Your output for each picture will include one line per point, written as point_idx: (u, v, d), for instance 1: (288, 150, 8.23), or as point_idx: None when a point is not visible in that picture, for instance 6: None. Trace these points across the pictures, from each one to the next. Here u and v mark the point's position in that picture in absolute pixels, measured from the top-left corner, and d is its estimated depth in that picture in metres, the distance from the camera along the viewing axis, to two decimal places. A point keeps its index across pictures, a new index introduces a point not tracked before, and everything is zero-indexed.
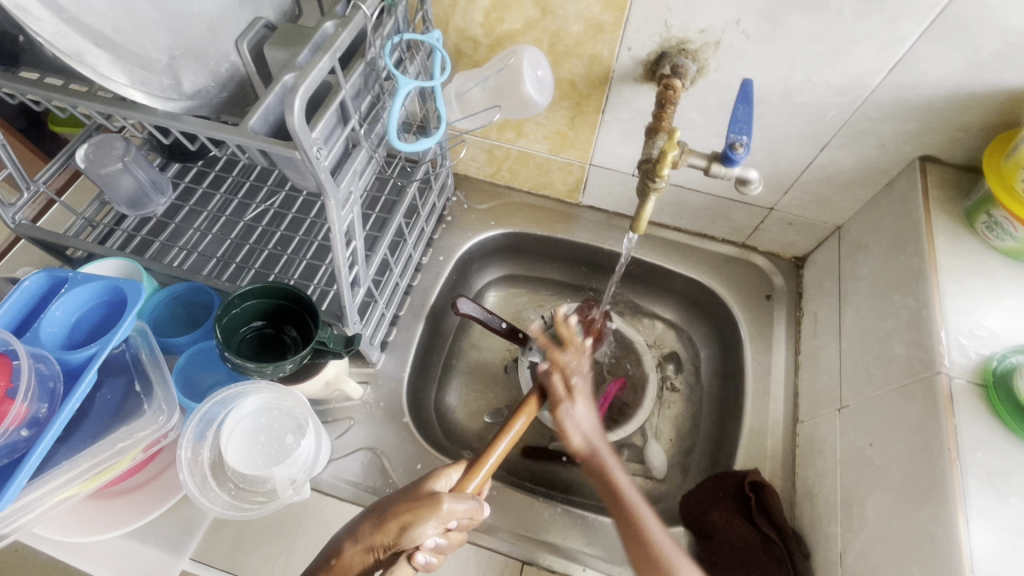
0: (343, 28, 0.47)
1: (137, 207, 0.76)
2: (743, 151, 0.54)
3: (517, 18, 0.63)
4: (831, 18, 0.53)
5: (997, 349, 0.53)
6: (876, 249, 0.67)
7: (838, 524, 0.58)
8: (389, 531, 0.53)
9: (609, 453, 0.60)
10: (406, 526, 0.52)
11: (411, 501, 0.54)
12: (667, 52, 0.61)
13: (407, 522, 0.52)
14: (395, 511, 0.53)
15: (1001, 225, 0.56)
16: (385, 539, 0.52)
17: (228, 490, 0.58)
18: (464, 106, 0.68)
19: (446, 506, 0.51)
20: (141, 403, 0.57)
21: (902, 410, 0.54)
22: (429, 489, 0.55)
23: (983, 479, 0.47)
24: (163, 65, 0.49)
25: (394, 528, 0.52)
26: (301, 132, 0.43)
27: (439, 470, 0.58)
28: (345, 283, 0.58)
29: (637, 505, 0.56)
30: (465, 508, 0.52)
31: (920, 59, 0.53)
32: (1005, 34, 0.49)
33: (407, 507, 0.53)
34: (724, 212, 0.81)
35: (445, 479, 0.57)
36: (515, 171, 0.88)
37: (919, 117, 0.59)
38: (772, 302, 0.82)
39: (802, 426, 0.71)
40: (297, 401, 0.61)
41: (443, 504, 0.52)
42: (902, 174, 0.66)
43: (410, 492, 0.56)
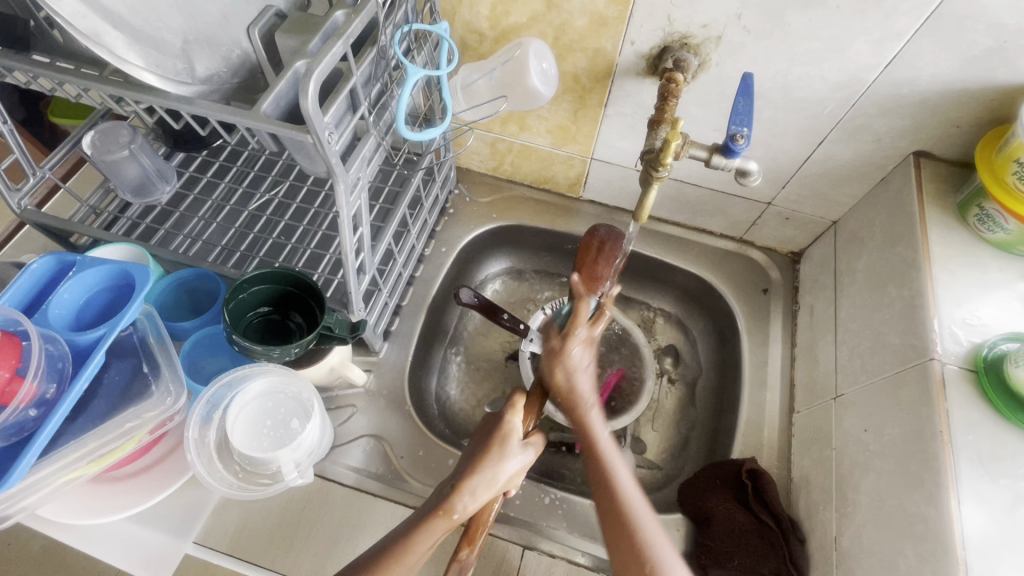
0: (355, 15, 0.48)
1: (141, 195, 0.77)
2: (744, 143, 0.55)
3: (523, 11, 0.64)
4: (829, 15, 0.54)
5: (988, 337, 0.54)
6: (871, 243, 0.68)
7: (833, 508, 0.60)
8: (487, 488, 0.54)
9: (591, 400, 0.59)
10: (505, 470, 0.55)
11: (499, 452, 0.55)
12: (669, 46, 0.62)
13: (496, 463, 0.55)
14: (490, 459, 0.55)
15: (993, 218, 0.58)
16: (482, 498, 0.53)
17: (234, 472, 0.58)
18: (469, 98, 0.69)
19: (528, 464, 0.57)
20: (149, 384, 0.58)
21: (896, 397, 0.55)
22: (514, 434, 0.57)
23: (974, 461, 0.49)
24: (176, 49, 0.49)
25: (485, 478, 0.54)
26: (314, 116, 0.44)
27: (506, 406, 0.60)
28: (352, 268, 0.59)
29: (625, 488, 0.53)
30: (532, 454, 0.58)
31: (915, 55, 0.55)
32: (998, 31, 0.51)
33: (502, 453, 0.55)
34: (723, 207, 0.82)
35: (513, 420, 0.58)
36: (517, 165, 0.89)
37: (913, 113, 0.61)
38: (769, 296, 0.83)
39: (797, 416, 0.72)
40: (302, 386, 0.61)
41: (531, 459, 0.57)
42: (896, 169, 0.67)
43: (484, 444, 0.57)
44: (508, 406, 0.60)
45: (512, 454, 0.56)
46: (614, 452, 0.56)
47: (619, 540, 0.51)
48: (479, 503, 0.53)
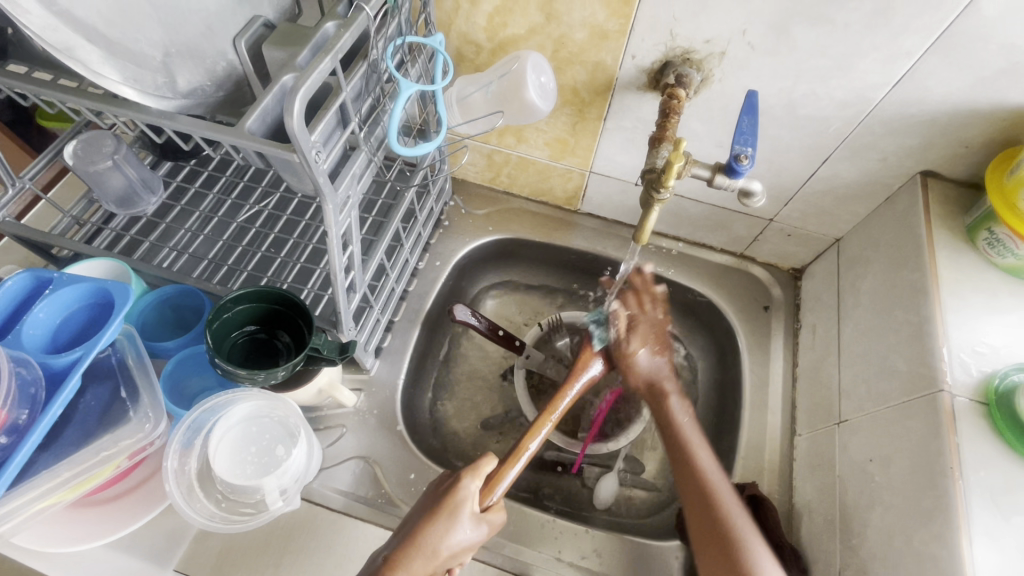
0: (345, 29, 0.45)
1: (126, 206, 0.75)
2: (748, 163, 0.53)
3: (520, 23, 0.62)
4: (836, 32, 0.53)
5: (999, 366, 0.53)
6: (876, 263, 0.67)
7: (836, 539, 0.58)
8: (423, 565, 0.51)
9: (671, 390, 0.63)
10: (448, 546, 0.52)
11: (445, 525, 0.52)
12: (671, 61, 0.60)
13: (439, 538, 0.51)
14: (432, 531, 0.52)
15: (1002, 242, 0.56)
16: (420, 575, 0.50)
17: (215, 500, 0.56)
18: (465, 111, 0.67)
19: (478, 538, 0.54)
20: (127, 410, 0.55)
21: (903, 427, 0.54)
22: (466, 503, 0.54)
23: (985, 498, 0.47)
24: (157, 62, 0.47)
25: (424, 553, 0.51)
26: (300, 134, 0.42)
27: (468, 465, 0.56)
28: (341, 287, 0.56)
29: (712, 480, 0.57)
30: (484, 531, 0.54)
31: (924, 75, 0.53)
32: (1010, 52, 0.49)
33: (448, 525, 0.52)
34: (724, 223, 0.80)
35: (469, 486, 0.54)
36: (514, 177, 0.87)
37: (921, 132, 0.59)
38: (770, 313, 0.82)
39: (799, 439, 0.70)
40: (289, 409, 0.59)
41: (482, 535, 0.54)
42: (902, 188, 0.66)
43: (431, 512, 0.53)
44: (469, 469, 0.56)
45: (457, 530, 0.52)
46: (722, 486, 0.57)
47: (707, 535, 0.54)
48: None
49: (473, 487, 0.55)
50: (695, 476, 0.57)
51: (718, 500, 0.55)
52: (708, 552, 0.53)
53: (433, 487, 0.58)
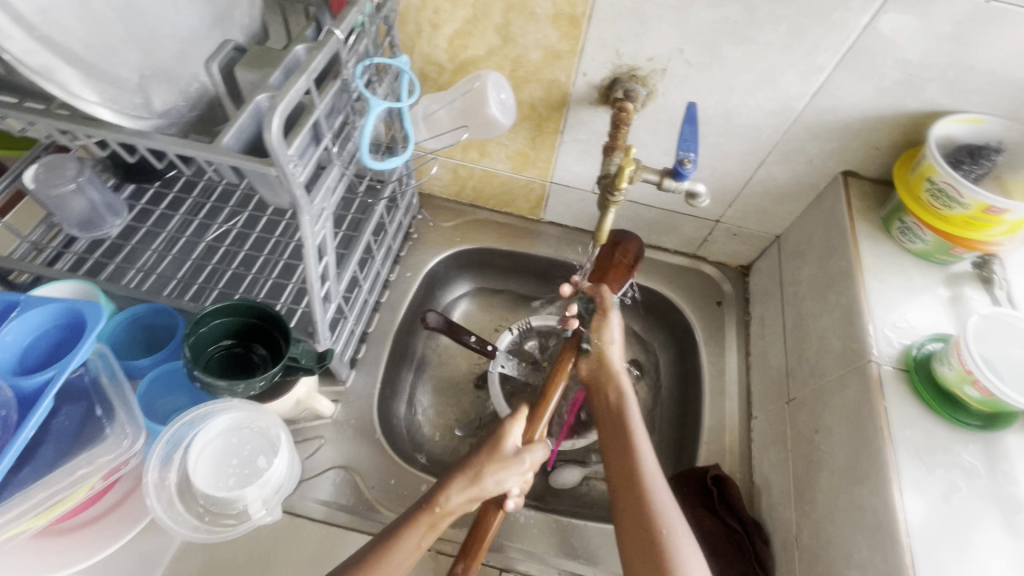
0: (317, 51, 0.49)
1: (89, 229, 0.75)
2: (691, 167, 0.59)
3: (479, 44, 0.67)
4: (760, 50, 0.60)
5: (916, 338, 0.60)
6: (811, 255, 0.74)
7: (792, 508, 0.63)
8: (468, 488, 0.56)
9: (621, 373, 0.66)
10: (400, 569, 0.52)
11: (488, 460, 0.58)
12: (619, 77, 0.66)
13: (485, 470, 0.57)
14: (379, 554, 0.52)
15: (912, 230, 0.64)
16: (465, 496, 0.56)
17: (196, 513, 0.56)
18: (431, 127, 0.71)
19: (519, 470, 0.59)
20: (102, 428, 0.55)
21: (841, 397, 0.60)
22: (508, 445, 0.60)
23: (911, 453, 0.52)
24: (133, 84, 0.49)
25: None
26: (279, 148, 0.44)
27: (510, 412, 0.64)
28: (317, 297, 0.58)
29: (636, 432, 0.61)
30: (528, 465, 0.60)
31: (836, 86, 0.61)
32: (904, 65, 0.57)
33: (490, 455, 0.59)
34: (676, 225, 0.86)
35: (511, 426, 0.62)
36: (479, 190, 0.91)
37: (839, 137, 0.67)
38: (722, 308, 0.88)
39: (755, 421, 0.76)
40: (267, 419, 0.60)
41: (523, 467, 0.59)
42: (828, 187, 0.73)
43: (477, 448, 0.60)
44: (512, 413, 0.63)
45: (498, 460, 0.59)
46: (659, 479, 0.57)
47: (628, 499, 0.56)
48: (463, 499, 0.56)
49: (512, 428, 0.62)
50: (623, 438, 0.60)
51: (638, 464, 0.58)
52: (625, 518, 0.55)
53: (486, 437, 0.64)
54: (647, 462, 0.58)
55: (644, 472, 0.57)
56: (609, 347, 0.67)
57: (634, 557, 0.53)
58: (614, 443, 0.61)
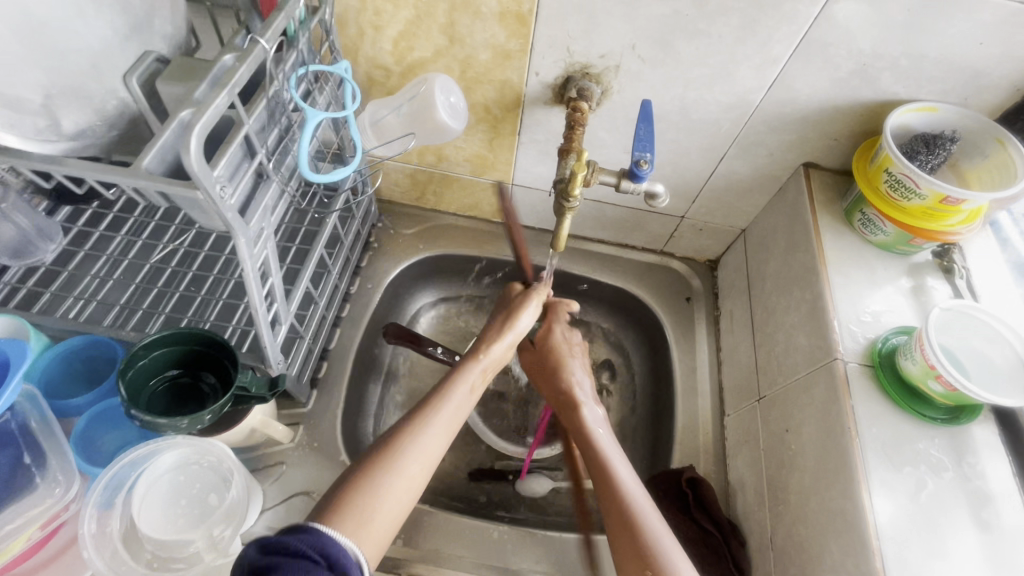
0: (240, 62, 0.45)
1: (20, 256, 0.69)
2: (648, 168, 0.57)
3: (425, 46, 0.64)
4: (713, 43, 0.58)
5: (881, 332, 0.59)
6: (776, 248, 0.73)
7: (766, 509, 0.62)
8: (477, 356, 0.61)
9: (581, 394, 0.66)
10: (387, 534, 0.47)
11: (451, 414, 0.55)
12: (572, 76, 0.64)
13: (490, 344, 0.63)
14: (387, 489, 0.48)
15: (873, 222, 0.63)
16: (470, 360, 0.60)
17: (143, 560, 0.52)
18: (380, 133, 0.67)
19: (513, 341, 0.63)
20: (32, 477, 0.52)
21: (810, 396, 0.59)
22: (515, 327, 0.65)
23: (879, 452, 0.52)
24: (37, 106, 0.46)
25: (369, 531, 0.46)
26: (201, 172, 0.41)
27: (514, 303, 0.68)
28: (263, 322, 0.55)
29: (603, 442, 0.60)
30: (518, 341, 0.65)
31: (792, 78, 0.60)
32: (857, 55, 0.56)
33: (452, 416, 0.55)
34: (642, 223, 0.85)
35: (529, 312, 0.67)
36: (440, 194, 0.88)
37: (797, 129, 0.65)
38: (692, 304, 0.87)
39: (728, 419, 0.75)
40: (217, 453, 0.56)
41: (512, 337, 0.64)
42: (790, 179, 0.72)
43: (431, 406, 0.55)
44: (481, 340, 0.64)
45: (508, 334, 0.64)
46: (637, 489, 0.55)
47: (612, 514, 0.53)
48: (475, 374, 0.59)
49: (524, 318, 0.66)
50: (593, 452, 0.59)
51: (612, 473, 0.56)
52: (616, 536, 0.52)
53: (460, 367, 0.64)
54: (623, 475, 0.56)
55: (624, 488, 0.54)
56: (570, 367, 0.69)
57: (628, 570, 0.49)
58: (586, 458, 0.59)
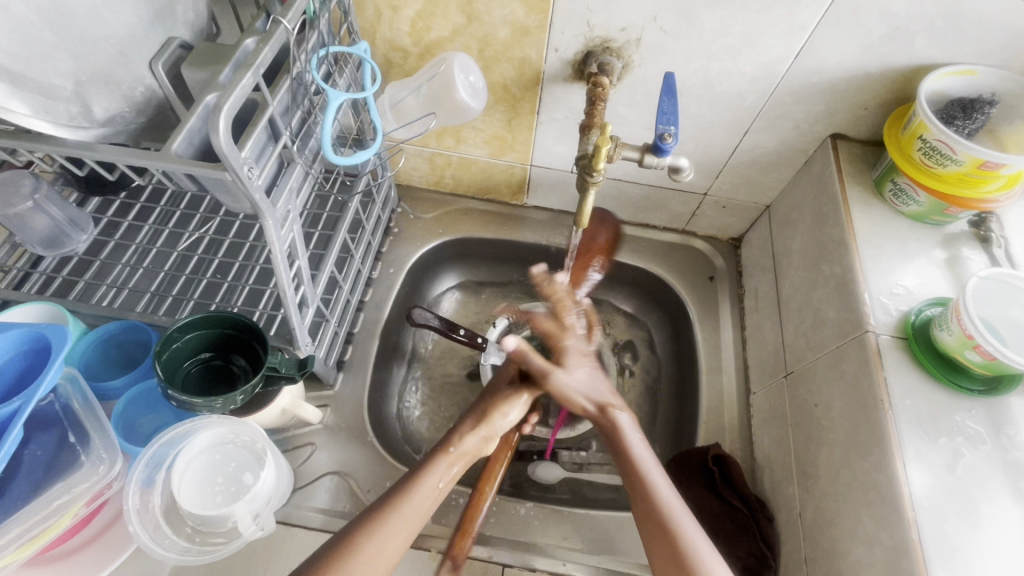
0: (264, 44, 0.45)
1: (54, 248, 0.70)
2: (672, 141, 0.56)
3: (443, 25, 0.63)
4: (737, 12, 0.56)
5: (915, 304, 0.58)
6: (802, 224, 0.71)
7: (794, 484, 0.62)
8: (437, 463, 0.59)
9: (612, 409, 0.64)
10: None
11: (414, 511, 0.54)
12: (592, 51, 0.63)
13: (456, 440, 0.62)
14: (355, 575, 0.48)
15: (905, 192, 0.61)
16: (430, 464, 0.59)
17: (185, 533, 0.54)
18: (400, 116, 0.67)
19: (465, 445, 0.62)
20: (78, 455, 0.54)
21: (840, 370, 0.58)
22: (486, 426, 0.65)
23: (914, 424, 0.51)
24: (68, 92, 0.46)
25: None
26: (230, 152, 0.41)
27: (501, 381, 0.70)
28: (292, 304, 0.56)
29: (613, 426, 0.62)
30: (478, 443, 0.64)
31: (820, 45, 0.58)
32: (890, 18, 0.54)
33: (417, 513, 0.54)
34: (663, 201, 0.84)
35: (500, 414, 0.67)
36: (459, 177, 0.88)
37: (825, 99, 0.64)
38: (715, 283, 0.86)
39: (754, 396, 0.74)
40: (251, 431, 0.58)
41: (473, 434, 0.64)
42: (817, 152, 0.71)
43: (398, 497, 0.55)
44: (456, 431, 0.64)
45: (473, 434, 0.64)
46: (653, 468, 0.57)
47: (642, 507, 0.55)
48: (438, 479, 0.58)
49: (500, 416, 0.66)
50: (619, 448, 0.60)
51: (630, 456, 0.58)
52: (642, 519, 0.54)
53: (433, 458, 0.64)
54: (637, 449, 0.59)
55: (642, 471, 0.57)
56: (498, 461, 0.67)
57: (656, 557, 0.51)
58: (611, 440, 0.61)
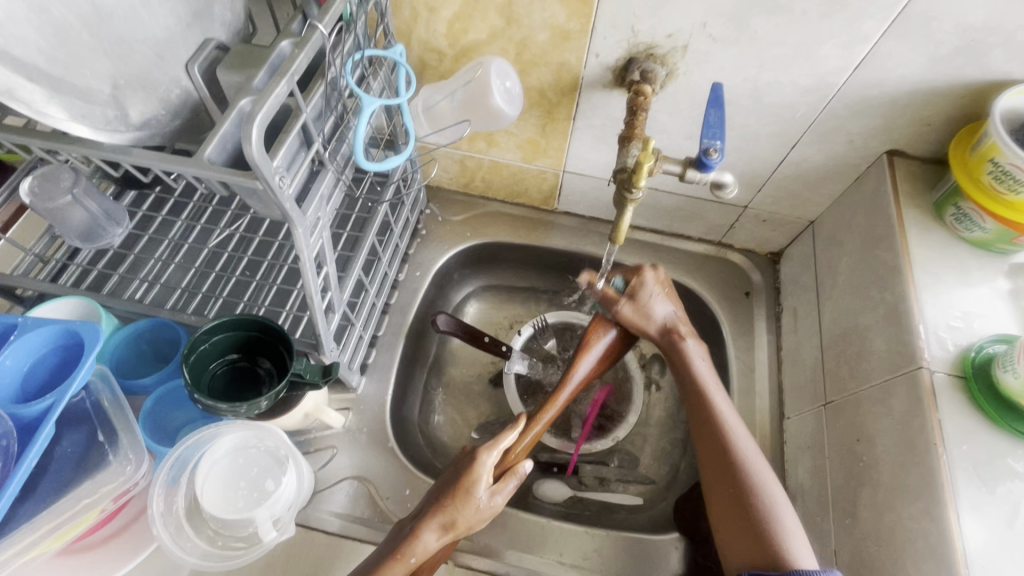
0: (299, 49, 0.44)
1: (92, 240, 0.70)
2: (718, 157, 0.53)
3: (481, 28, 0.62)
4: (795, 20, 0.53)
5: (974, 340, 0.54)
6: (850, 244, 0.67)
7: (830, 521, 0.59)
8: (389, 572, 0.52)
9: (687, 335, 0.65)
10: None
11: None
12: (635, 57, 0.60)
13: (406, 548, 0.53)
14: None
15: (969, 217, 0.57)
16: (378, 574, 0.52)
17: (205, 536, 0.55)
18: (433, 120, 0.66)
19: (411, 558, 0.52)
20: (106, 455, 0.54)
21: (887, 406, 0.54)
22: (453, 523, 0.54)
23: (969, 472, 0.48)
24: (105, 95, 0.46)
25: None
26: (261, 161, 0.40)
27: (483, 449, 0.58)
28: (318, 311, 0.55)
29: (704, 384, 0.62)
30: (436, 545, 0.54)
31: (883, 57, 0.54)
32: (964, 30, 0.50)
33: None
34: (700, 212, 0.80)
35: (470, 510, 0.55)
36: (489, 181, 0.86)
37: (884, 113, 0.60)
38: (751, 299, 0.82)
39: (789, 422, 0.71)
40: (274, 436, 0.58)
41: (422, 544, 0.53)
42: (870, 168, 0.66)
43: None
44: (412, 526, 0.54)
45: (426, 541, 0.53)
46: (741, 438, 0.59)
47: (717, 469, 0.58)
48: None
49: (458, 520, 0.54)
50: (711, 420, 0.60)
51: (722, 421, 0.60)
52: (720, 488, 0.57)
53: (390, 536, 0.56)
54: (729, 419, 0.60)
55: (730, 435, 0.59)
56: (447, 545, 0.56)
57: (729, 523, 0.55)
58: (692, 394, 0.62)
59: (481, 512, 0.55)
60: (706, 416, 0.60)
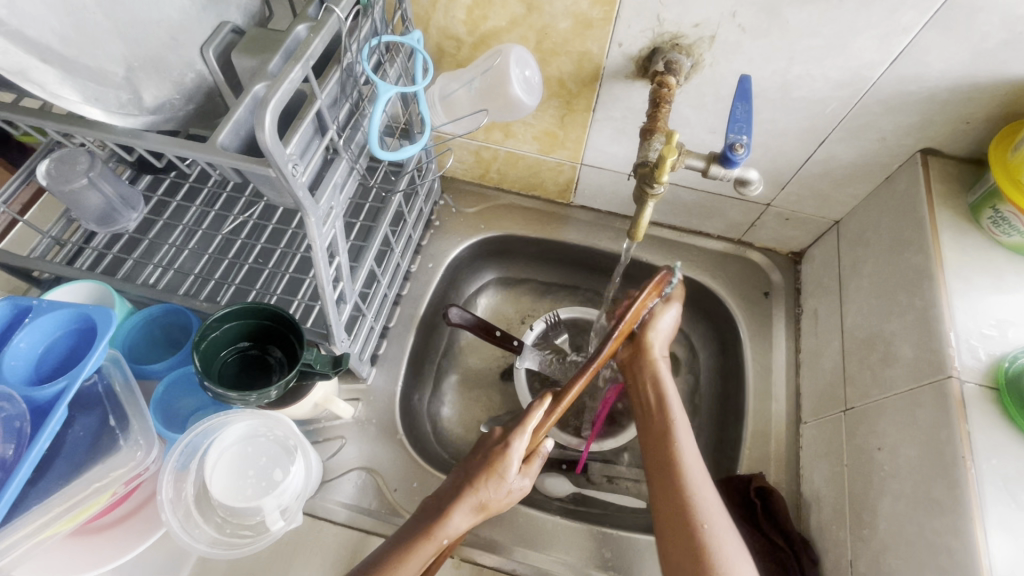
0: (315, 33, 0.43)
1: (107, 224, 0.70)
2: (743, 152, 0.51)
3: (501, 15, 0.60)
4: (830, 10, 0.50)
5: (1008, 350, 0.51)
6: (877, 246, 0.65)
7: (847, 530, 0.57)
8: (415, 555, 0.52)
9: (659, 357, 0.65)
10: None
11: None
12: (659, 47, 0.58)
13: (437, 529, 0.53)
14: None
15: (1007, 221, 0.55)
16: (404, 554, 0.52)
17: (214, 522, 0.55)
18: (450, 110, 0.64)
19: (441, 537, 0.53)
20: (117, 439, 0.55)
21: (912, 415, 0.52)
22: (486, 505, 0.55)
23: (999, 487, 0.46)
24: (119, 78, 0.45)
25: None
26: (274, 148, 0.39)
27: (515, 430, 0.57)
28: (329, 301, 0.54)
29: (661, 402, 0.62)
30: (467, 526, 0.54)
31: (922, 51, 0.51)
32: (1011, 23, 0.47)
33: None
34: (720, 209, 0.78)
35: (500, 495, 0.56)
36: (504, 172, 0.85)
37: (920, 110, 0.57)
38: (770, 299, 0.80)
39: (805, 427, 0.69)
40: (283, 425, 0.58)
41: (452, 523, 0.53)
42: (902, 167, 0.64)
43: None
44: (440, 507, 0.54)
45: (454, 523, 0.53)
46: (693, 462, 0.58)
47: (665, 486, 0.57)
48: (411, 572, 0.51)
49: (491, 505, 0.55)
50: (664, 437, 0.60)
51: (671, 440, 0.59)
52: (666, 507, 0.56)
53: (413, 517, 0.56)
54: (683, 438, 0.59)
55: (679, 458, 0.57)
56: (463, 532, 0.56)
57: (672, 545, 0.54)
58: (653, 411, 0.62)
59: (511, 496, 0.57)
60: (658, 435, 0.60)
